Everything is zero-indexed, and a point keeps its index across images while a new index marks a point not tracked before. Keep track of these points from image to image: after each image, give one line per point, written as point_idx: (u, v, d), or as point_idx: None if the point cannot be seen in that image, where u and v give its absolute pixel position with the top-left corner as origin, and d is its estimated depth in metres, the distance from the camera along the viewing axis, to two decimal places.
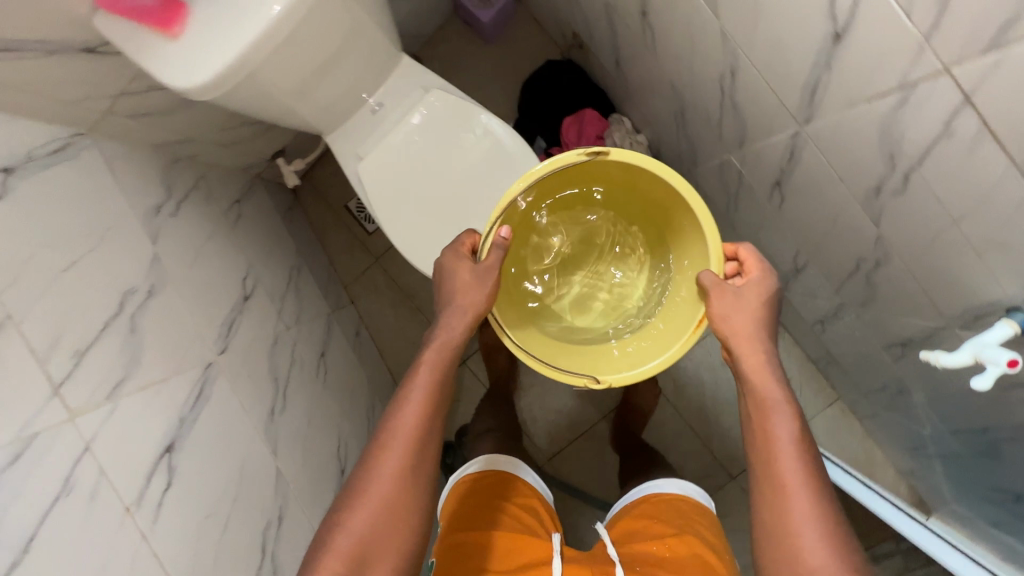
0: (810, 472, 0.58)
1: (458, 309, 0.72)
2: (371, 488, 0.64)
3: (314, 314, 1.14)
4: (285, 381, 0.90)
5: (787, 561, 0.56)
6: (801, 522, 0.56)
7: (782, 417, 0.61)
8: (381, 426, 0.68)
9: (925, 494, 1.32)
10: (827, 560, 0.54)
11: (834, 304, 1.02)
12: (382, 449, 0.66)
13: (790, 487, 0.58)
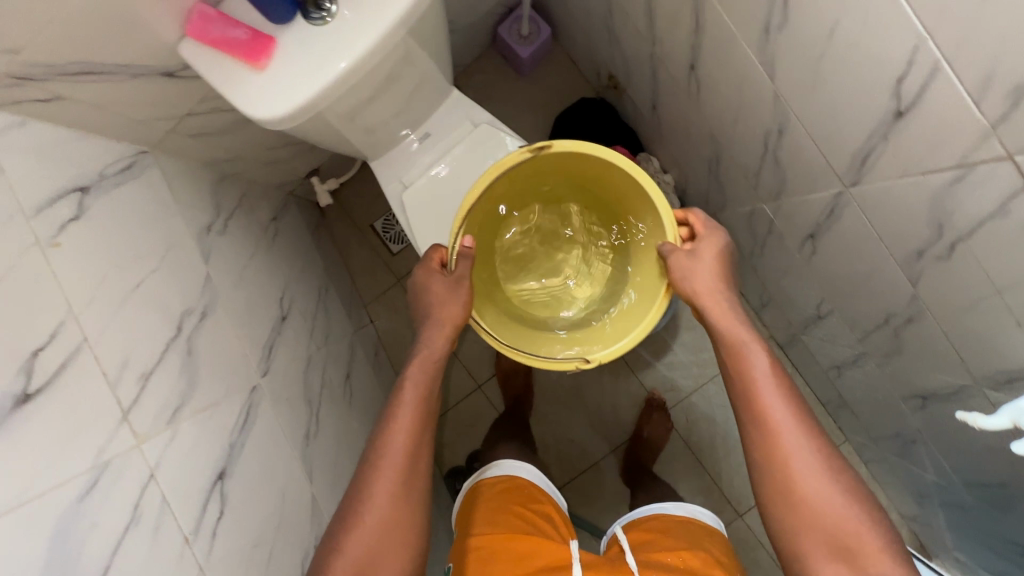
0: (795, 419, 0.67)
1: (436, 324, 0.78)
2: (369, 505, 0.67)
3: (340, 334, 1.14)
4: (318, 403, 0.90)
5: (784, 490, 0.65)
6: (801, 479, 0.65)
7: (764, 377, 0.69)
8: (374, 445, 0.71)
9: (928, 540, 1.34)
10: (817, 478, 0.64)
11: (854, 352, 1.05)
12: (378, 464, 0.69)
13: (778, 425, 0.67)
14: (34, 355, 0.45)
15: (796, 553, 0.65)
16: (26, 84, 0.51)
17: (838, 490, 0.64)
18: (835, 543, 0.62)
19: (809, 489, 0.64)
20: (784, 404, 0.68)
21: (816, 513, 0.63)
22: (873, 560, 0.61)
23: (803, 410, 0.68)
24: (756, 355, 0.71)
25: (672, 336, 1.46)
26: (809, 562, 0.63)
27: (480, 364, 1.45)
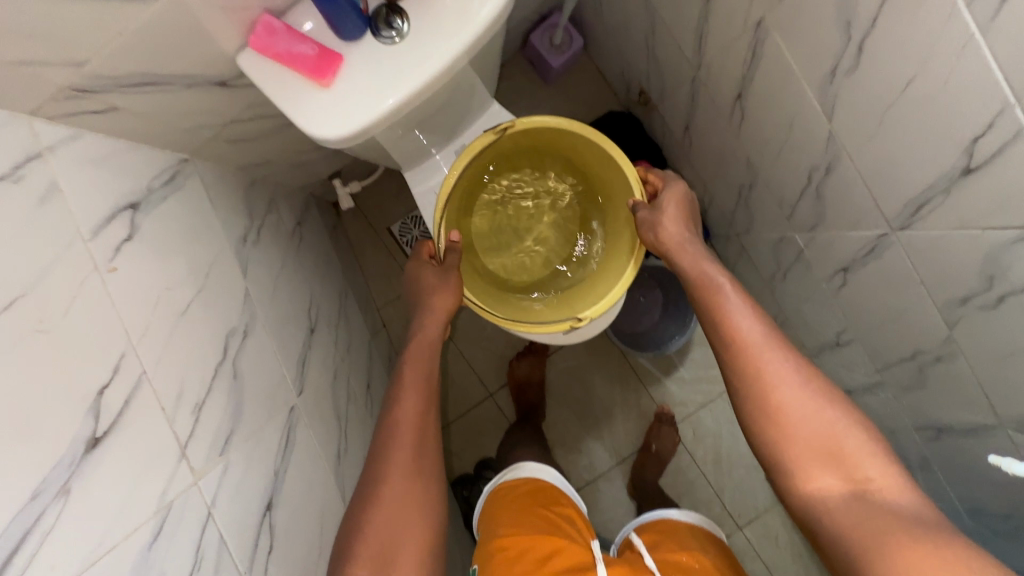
0: (768, 343, 0.67)
1: (428, 306, 0.82)
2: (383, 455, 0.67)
3: (359, 342, 1.11)
4: (345, 418, 0.88)
5: (765, 413, 0.64)
6: (777, 392, 0.64)
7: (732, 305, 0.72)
8: (384, 412, 0.72)
9: None
10: (795, 393, 0.63)
11: (870, 381, 1.07)
12: (393, 426, 0.70)
13: (754, 348, 0.67)
14: (99, 395, 0.43)
15: (785, 472, 0.61)
16: (82, 96, 0.49)
17: (817, 401, 0.62)
18: (822, 451, 0.59)
19: (787, 399, 0.63)
20: (754, 326, 0.69)
21: (797, 425, 0.61)
22: (862, 463, 0.58)
23: (771, 329, 0.69)
24: (722, 288, 0.73)
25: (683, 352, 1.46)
26: (798, 477, 0.60)
27: (491, 373, 1.44)
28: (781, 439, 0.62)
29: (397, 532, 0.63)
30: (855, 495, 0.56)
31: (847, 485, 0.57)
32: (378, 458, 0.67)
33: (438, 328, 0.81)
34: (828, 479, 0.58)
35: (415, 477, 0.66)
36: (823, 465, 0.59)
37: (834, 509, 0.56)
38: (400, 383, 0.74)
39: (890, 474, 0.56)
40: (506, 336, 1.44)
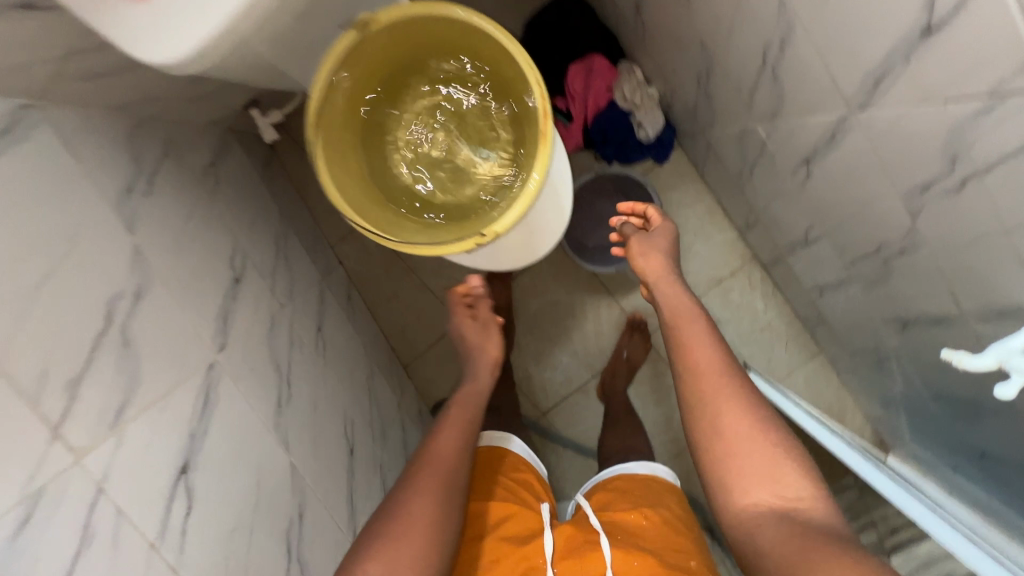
0: (728, 372, 0.79)
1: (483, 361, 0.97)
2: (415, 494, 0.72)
3: (305, 285, 1.07)
4: (288, 367, 0.86)
5: (711, 429, 0.75)
6: (732, 420, 0.74)
7: (702, 341, 0.83)
8: (420, 453, 0.78)
9: (886, 436, 1.45)
10: (741, 416, 0.75)
11: (840, 277, 1.02)
12: (417, 470, 0.76)
13: (710, 376, 0.79)
14: None
15: (724, 484, 0.72)
16: None
17: (760, 425, 0.74)
18: (767, 474, 0.70)
19: (734, 428, 0.74)
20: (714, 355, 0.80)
21: (753, 448, 0.72)
22: (790, 484, 0.69)
23: (727, 361, 0.81)
24: (696, 317, 0.85)
25: None
26: (741, 492, 0.70)
27: None
28: (731, 460, 0.72)
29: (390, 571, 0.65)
30: (785, 515, 0.66)
31: (777, 501, 0.68)
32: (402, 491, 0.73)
33: (481, 391, 0.93)
34: (762, 497, 0.69)
35: (431, 523, 0.71)
36: (767, 487, 0.69)
37: (766, 528, 0.66)
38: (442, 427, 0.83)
39: (814, 502, 0.67)
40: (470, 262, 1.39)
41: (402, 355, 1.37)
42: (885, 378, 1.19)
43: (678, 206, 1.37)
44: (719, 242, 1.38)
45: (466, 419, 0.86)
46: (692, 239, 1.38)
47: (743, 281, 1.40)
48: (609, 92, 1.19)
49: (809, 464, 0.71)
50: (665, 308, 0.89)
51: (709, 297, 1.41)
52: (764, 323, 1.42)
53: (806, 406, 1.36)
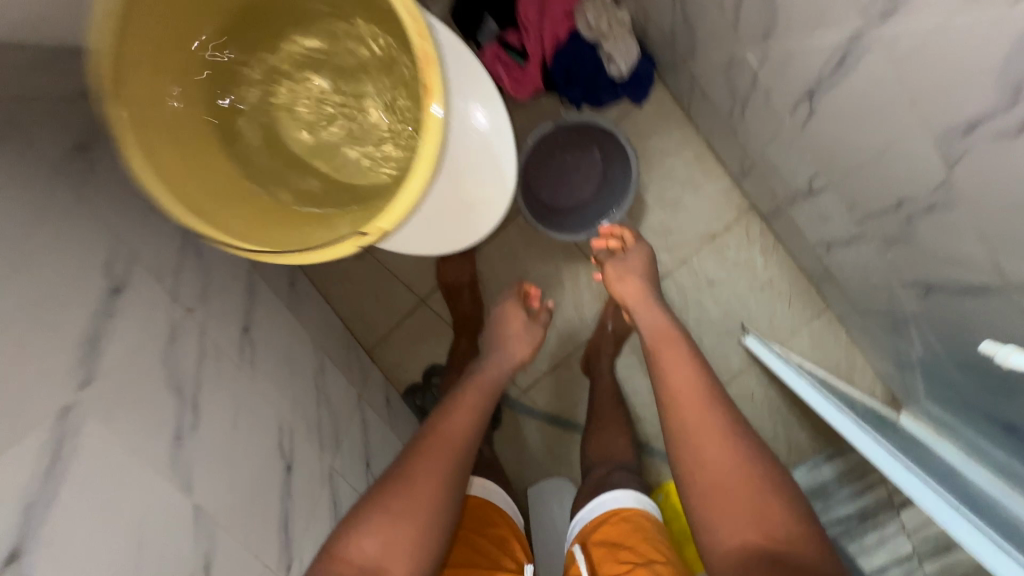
0: (705, 392, 0.82)
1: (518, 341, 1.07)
2: (416, 482, 0.82)
3: (228, 279, 0.93)
4: (194, 387, 0.74)
5: (685, 443, 0.79)
6: (709, 454, 0.77)
7: (683, 368, 0.85)
8: (432, 430, 0.89)
9: (900, 393, 1.32)
10: (716, 433, 0.78)
11: (850, 234, 0.85)
12: (428, 447, 0.86)
13: (686, 398, 0.82)
14: None
15: (699, 514, 0.76)
16: None
17: (745, 454, 0.76)
18: (743, 510, 0.73)
19: (713, 459, 0.76)
20: (691, 374, 0.84)
21: (724, 487, 0.75)
22: (767, 522, 0.71)
23: (706, 377, 0.84)
24: (676, 340, 0.89)
25: (641, 221, 1.22)
26: (719, 528, 0.73)
27: (419, 277, 1.25)
28: (705, 489, 0.76)
29: (393, 549, 0.77)
30: (757, 552, 0.70)
31: (755, 539, 0.71)
32: (412, 470, 0.83)
33: (498, 379, 0.99)
34: (738, 537, 0.72)
35: (435, 514, 0.81)
36: (739, 521, 0.72)
37: (745, 566, 0.69)
38: (454, 411, 0.91)
39: (789, 540, 0.70)
40: None
41: (364, 339, 1.29)
42: (901, 340, 1.05)
43: (662, 153, 1.18)
44: (711, 192, 1.20)
45: (479, 414, 0.93)
46: (681, 191, 1.20)
47: (739, 235, 1.23)
48: (569, 20, 1.01)
49: (795, 504, 0.74)
50: (646, 331, 0.92)
51: (701, 256, 1.24)
52: (764, 281, 1.27)
53: (809, 371, 1.24)
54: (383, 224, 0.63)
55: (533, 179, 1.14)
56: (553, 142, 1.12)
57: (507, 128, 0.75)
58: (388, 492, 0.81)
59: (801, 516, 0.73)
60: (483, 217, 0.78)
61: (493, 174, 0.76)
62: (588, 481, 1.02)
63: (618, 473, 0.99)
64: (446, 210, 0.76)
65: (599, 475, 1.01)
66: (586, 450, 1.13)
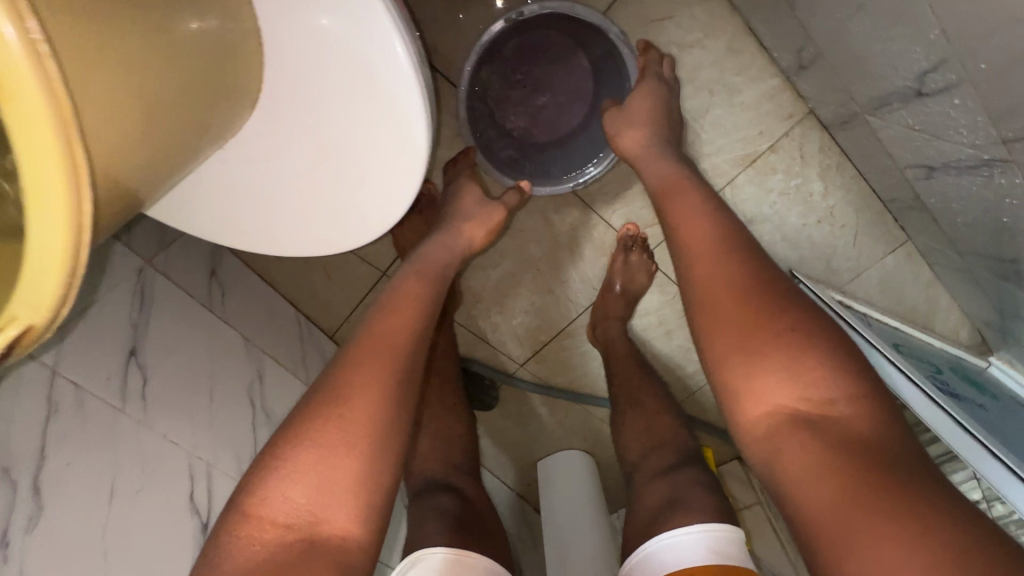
0: (723, 235, 0.60)
1: (482, 216, 0.81)
2: (352, 392, 0.54)
3: (103, 285, 0.70)
4: (38, 464, 0.54)
5: (707, 294, 0.57)
6: (727, 309, 0.55)
7: (701, 229, 0.62)
8: (365, 329, 0.60)
9: (992, 337, 1.05)
10: (748, 278, 0.56)
11: (981, 157, 0.54)
12: (359, 355, 0.57)
13: (708, 243, 0.60)
14: None
15: (735, 391, 0.53)
16: None
17: (796, 307, 0.54)
18: (777, 372, 0.50)
19: (738, 316, 0.54)
20: (704, 222, 0.62)
21: (762, 350, 0.52)
22: (836, 391, 0.49)
23: (724, 220, 0.62)
24: (698, 191, 0.68)
25: None
26: (751, 398, 0.52)
27: (373, 246, 0.98)
28: (738, 342, 0.53)
29: (330, 491, 0.50)
30: (800, 420, 0.48)
31: (810, 411, 0.49)
32: (344, 379, 0.55)
33: (447, 261, 0.73)
34: (786, 402, 0.50)
35: (384, 443, 0.53)
36: (782, 374, 0.50)
37: (782, 444, 0.49)
38: (396, 299, 0.63)
39: (853, 403, 0.48)
40: None
41: (324, 322, 1.08)
42: (1015, 291, 0.76)
43: (680, 48, 0.82)
44: (752, 99, 0.85)
45: (430, 306, 0.65)
46: (709, 100, 0.85)
47: (792, 154, 0.89)
48: None
49: (851, 351, 0.51)
50: (654, 181, 0.72)
51: (739, 186, 0.93)
52: (822, 212, 0.96)
53: (879, 323, 0.96)
54: (25, 316, 0.34)
55: (486, 107, 0.85)
56: (508, 50, 0.81)
57: (391, 44, 0.44)
58: (312, 414, 0.53)
59: (869, 379, 0.50)
60: (367, 195, 0.52)
61: (387, 129, 0.48)
62: (647, 489, 0.76)
63: (677, 471, 0.76)
64: (328, 188, 0.52)
65: (658, 472, 0.78)
66: (624, 435, 0.88)
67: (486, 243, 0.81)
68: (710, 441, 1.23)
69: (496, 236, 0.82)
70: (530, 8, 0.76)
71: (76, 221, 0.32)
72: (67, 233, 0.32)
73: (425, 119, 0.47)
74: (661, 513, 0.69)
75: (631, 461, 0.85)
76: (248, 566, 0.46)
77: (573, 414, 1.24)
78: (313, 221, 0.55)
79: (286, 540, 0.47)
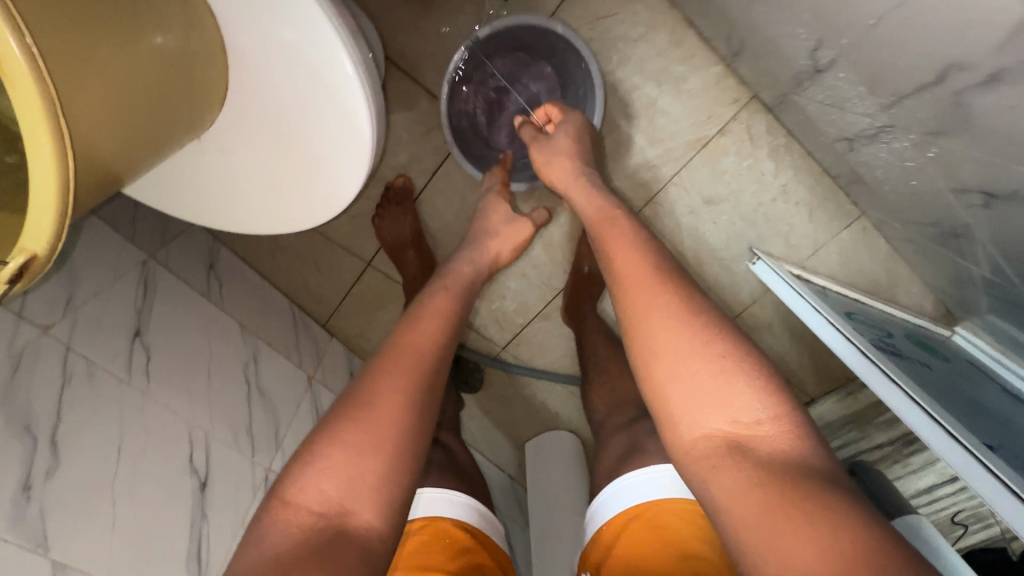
0: (644, 254, 0.59)
1: (505, 236, 0.84)
2: (376, 399, 0.54)
3: (111, 272, 0.79)
4: (54, 424, 0.62)
5: (631, 311, 0.55)
6: (658, 317, 0.52)
7: (629, 250, 0.60)
8: (390, 345, 0.59)
9: (957, 307, 1.09)
10: (668, 295, 0.54)
11: (875, 124, 0.59)
12: (388, 361, 0.57)
13: (629, 261, 0.59)
14: None
15: (667, 411, 0.49)
16: None
17: (713, 322, 0.51)
18: (708, 388, 0.47)
19: (666, 337, 0.51)
20: (630, 245, 0.61)
21: (694, 364, 0.48)
22: (757, 407, 0.46)
23: (652, 245, 0.61)
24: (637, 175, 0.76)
25: (612, 134, 0.97)
26: (683, 416, 0.48)
27: (359, 237, 1.08)
28: (663, 357, 0.50)
29: (361, 484, 0.49)
30: (734, 449, 0.45)
31: (735, 428, 0.46)
32: (371, 387, 0.55)
33: (461, 272, 0.74)
34: (716, 423, 0.46)
35: (411, 442, 0.53)
36: (715, 396, 0.47)
37: (716, 465, 0.45)
38: (421, 318, 0.62)
39: (780, 426, 0.45)
40: None
41: (316, 312, 1.16)
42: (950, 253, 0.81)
43: (625, 43, 0.90)
44: (697, 87, 0.92)
45: (454, 325, 0.65)
46: (657, 90, 0.93)
47: (740, 137, 0.96)
48: None
49: (778, 375, 0.48)
50: (582, 210, 0.72)
51: (694, 170, 0.99)
52: (776, 191, 1.01)
53: (836, 293, 1.01)
54: (38, 235, 0.40)
55: (465, 116, 0.94)
56: (475, 64, 0.91)
57: (318, 16, 0.51)
58: (340, 419, 0.53)
59: (797, 402, 0.47)
60: (327, 180, 0.59)
61: (337, 112, 0.55)
62: (610, 441, 0.83)
63: (640, 424, 0.81)
64: (293, 164, 0.59)
65: (621, 426, 0.84)
66: (592, 399, 0.95)
67: (512, 258, 0.84)
68: None
69: (520, 251, 0.86)
70: (485, 29, 0.87)
71: (63, 157, 0.38)
72: (55, 158, 0.38)
73: (368, 110, 0.55)
74: (619, 465, 0.75)
75: (597, 420, 0.92)
76: (277, 552, 0.45)
77: (558, 396, 1.30)
78: (282, 206, 0.62)
79: (317, 526, 0.47)
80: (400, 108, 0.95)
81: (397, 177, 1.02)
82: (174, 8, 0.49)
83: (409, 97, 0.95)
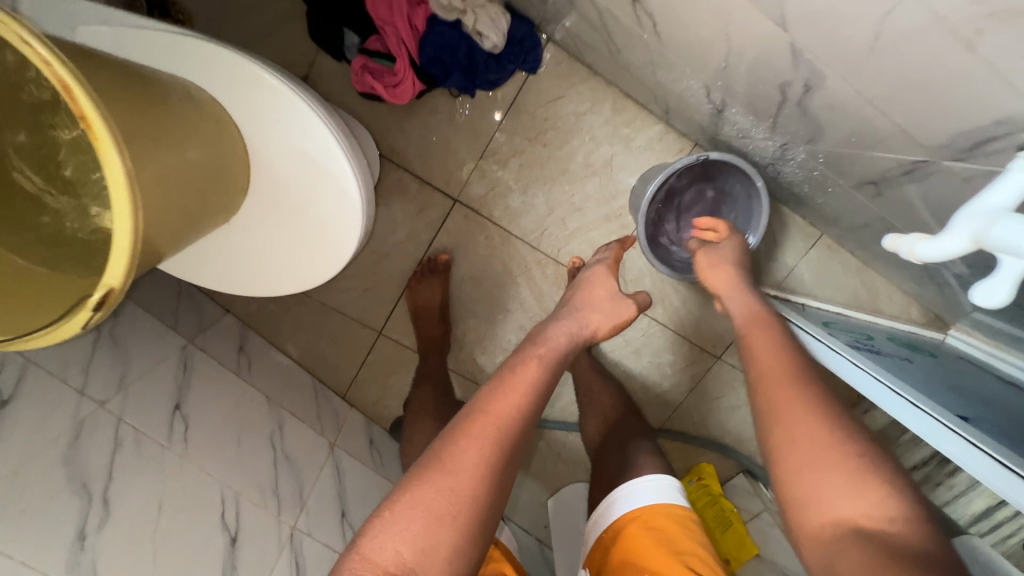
0: (778, 346, 0.60)
1: (613, 313, 0.82)
2: (456, 466, 0.55)
3: (156, 352, 0.91)
4: (106, 483, 0.70)
5: (758, 390, 0.56)
6: (780, 396, 0.53)
7: (768, 344, 0.61)
8: (472, 405, 0.61)
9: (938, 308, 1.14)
10: (790, 377, 0.55)
11: (777, 145, 0.71)
12: (469, 428, 0.58)
13: (772, 355, 0.59)
14: None
15: (794, 501, 0.48)
16: None
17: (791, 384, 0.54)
18: (842, 478, 0.46)
19: (791, 421, 0.51)
20: (771, 345, 0.60)
21: (823, 460, 0.48)
22: (885, 500, 0.44)
23: (787, 344, 0.60)
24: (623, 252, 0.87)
25: (578, 192, 1.10)
26: (808, 500, 0.47)
27: (371, 310, 1.21)
28: (788, 437, 0.50)
29: (434, 551, 0.51)
30: (856, 535, 0.44)
31: (856, 517, 0.45)
32: (444, 450, 0.56)
33: (563, 336, 0.74)
34: (844, 511, 0.45)
35: (482, 513, 0.54)
36: (840, 485, 0.46)
37: (835, 553, 0.44)
38: (506, 380, 0.62)
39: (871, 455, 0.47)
40: (364, 262, 1.18)
41: (335, 385, 1.26)
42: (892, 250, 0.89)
43: (579, 116, 1.07)
44: (645, 143, 1.08)
45: (541, 394, 0.63)
46: (612, 150, 1.08)
47: None
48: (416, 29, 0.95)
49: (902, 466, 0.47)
50: (736, 315, 0.70)
51: None
52: None
53: (811, 306, 1.08)
54: (113, 276, 0.50)
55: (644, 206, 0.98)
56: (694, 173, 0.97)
57: (319, 128, 0.68)
58: (414, 480, 0.55)
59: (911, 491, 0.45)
60: (332, 249, 0.73)
61: (334, 194, 0.70)
62: (607, 465, 0.88)
63: (638, 448, 0.87)
64: (303, 237, 0.73)
65: (618, 449, 0.90)
66: (594, 431, 1.00)
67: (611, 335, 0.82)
68: (709, 456, 1.28)
69: (617, 332, 0.83)
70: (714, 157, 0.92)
71: (134, 212, 0.49)
72: (130, 213, 0.49)
73: (359, 194, 0.70)
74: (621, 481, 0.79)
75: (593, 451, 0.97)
76: None
77: (570, 445, 1.33)
78: (296, 274, 0.75)
79: None
80: (397, 194, 1.13)
81: (440, 253, 1.14)
82: (212, 129, 0.64)
83: (402, 185, 1.13)
